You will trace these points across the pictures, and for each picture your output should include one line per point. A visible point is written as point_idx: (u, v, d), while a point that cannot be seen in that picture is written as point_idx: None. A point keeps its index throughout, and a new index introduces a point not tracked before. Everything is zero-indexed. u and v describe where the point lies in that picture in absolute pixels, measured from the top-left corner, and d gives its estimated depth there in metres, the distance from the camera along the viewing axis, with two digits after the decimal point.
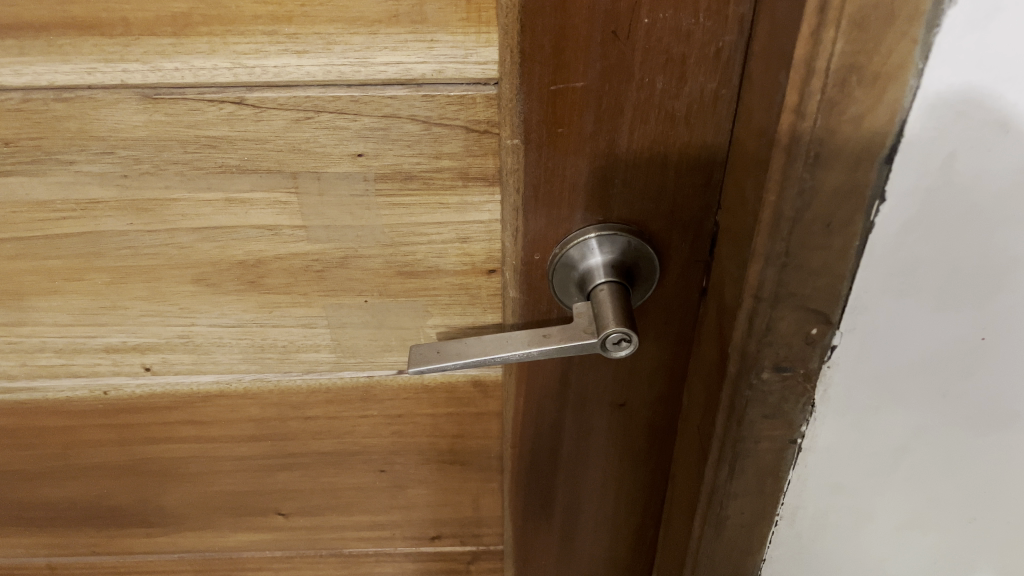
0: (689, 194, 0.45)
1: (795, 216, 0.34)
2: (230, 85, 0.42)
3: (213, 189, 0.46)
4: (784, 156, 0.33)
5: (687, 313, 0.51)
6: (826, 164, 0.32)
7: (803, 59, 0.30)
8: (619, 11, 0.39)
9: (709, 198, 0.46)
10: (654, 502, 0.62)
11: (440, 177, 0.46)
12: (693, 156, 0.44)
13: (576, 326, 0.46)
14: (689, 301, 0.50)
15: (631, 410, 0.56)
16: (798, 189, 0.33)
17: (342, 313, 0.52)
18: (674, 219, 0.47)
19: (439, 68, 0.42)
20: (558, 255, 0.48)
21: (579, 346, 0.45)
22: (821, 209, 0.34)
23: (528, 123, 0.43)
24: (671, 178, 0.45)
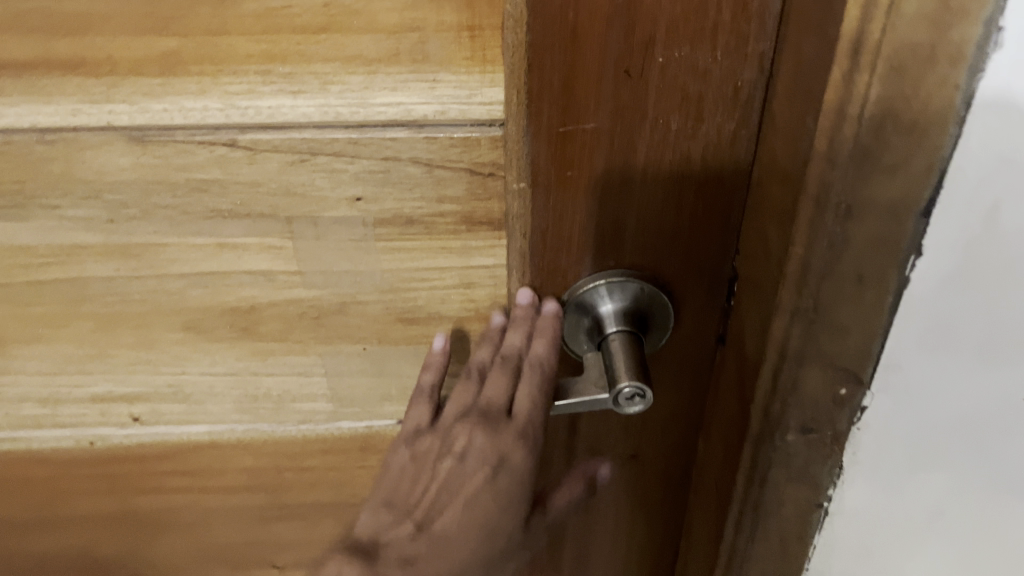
0: (707, 238, 0.43)
1: (824, 270, 0.32)
2: (222, 127, 0.40)
3: (205, 234, 0.44)
4: (814, 208, 0.31)
5: (703, 361, 0.48)
6: (861, 215, 0.30)
7: (834, 104, 0.28)
8: (632, 49, 0.37)
9: (728, 242, 0.43)
10: (666, 552, 0.59)
11: (443, 221, 0.44)
12: (710, 198, 0.42)
13: (589, 378, 0.44)
14: (704, 349, 0.48)
15: (643, 461, 0.53)
16: (829, 241, 0.31)
17: (340, 362, 0.50)
18: (689, 264, 0.44)
19: (441, 109, 0.40)
20: (567, 302, 0.46)
21: (593, 400, 0.43)
22: (853, 264, 0.31)
23: (536, 164, 0.41)
24: (687, 221, 0.43)
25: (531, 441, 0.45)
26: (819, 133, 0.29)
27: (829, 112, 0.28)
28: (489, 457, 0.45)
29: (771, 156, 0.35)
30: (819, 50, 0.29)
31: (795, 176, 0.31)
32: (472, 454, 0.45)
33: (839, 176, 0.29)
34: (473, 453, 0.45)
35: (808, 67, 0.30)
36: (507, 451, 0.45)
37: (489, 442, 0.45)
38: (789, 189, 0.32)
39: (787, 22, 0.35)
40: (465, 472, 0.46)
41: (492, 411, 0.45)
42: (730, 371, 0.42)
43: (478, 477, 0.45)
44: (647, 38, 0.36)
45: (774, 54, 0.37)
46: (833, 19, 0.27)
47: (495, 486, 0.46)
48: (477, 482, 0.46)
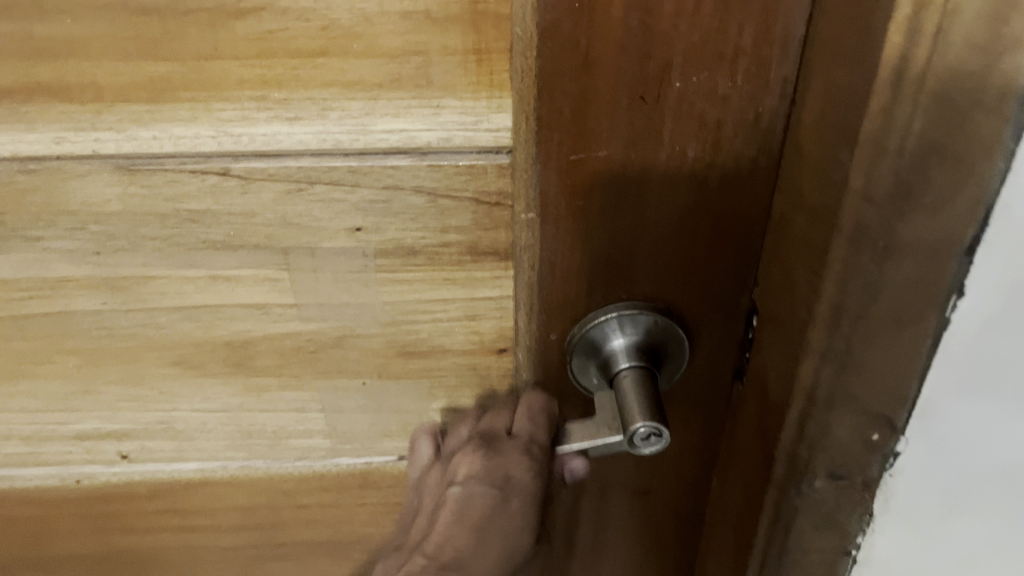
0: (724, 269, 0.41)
1: (859, 311, 0.30)
2: (214, 155, 0.38)
3: (196, 266, 0.42)
4: (849, 247, 0.28)
5: (718, 395, 0.46)
6: (900, 256, 0.28)
7: (870, 137, 0.26)
8: (648, 74, 0.35)
9: (746, 273, 0.41)
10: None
11: (447, 252, 0.42)
12: (728, 227, 0.40)
13: (600, 421, 0.41)
14: (720, 383, 0.46)
15: (655, 498, 0.51)
16: (864, 283, 0.29)
17: (338, 397, 0.48)
18: (705, 295, 0.42)
19: (446, 136, 0.38)
20: (575, 337, 0.43)
21: (605, 445, 0.40)
22: (890, 305, 0.29)
23: (544, 195, 0.39)
24: (703, 252, 0.41)
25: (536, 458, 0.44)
26: (853, 169, 0.27)
27: (865, 146, 0.26)
28: (495, 479, 0.44)
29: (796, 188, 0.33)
30: (853, 80, 0.27)
31: (825, 214, 0.29)
32: (478, 476, 0.44)
33: (876, 216, 0.27)
34: (478, 472, 0.44)
35: (841, 98, 0.28)
36: (514, 467, 0.44)
37: (493, 460, 0.44)
38: (817, 227, 0.30)
39: (811, 45, 0.33)
40: (471, 496, 0.44)
41: (493, 436, 0.45)
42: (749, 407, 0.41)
43: (487, 499, 0.44)
44: (663, 62, 0.34)
45: (797, 80, 0.35)
46: (870, 48, 0.25)
47: (502, 513, 0.44)
48: (485, 503, 0.44)
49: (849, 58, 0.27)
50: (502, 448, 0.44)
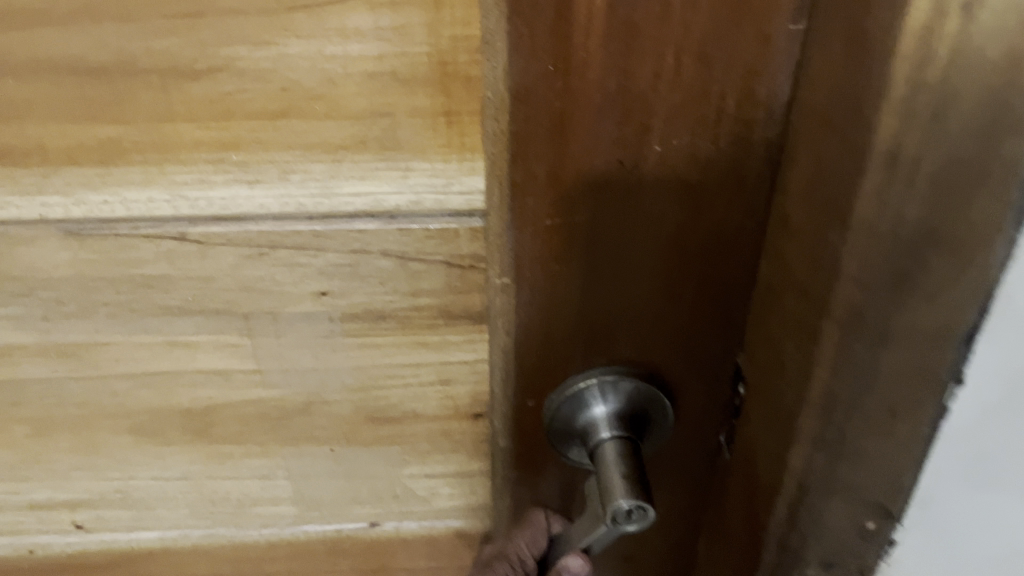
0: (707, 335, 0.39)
1: (852, 401, 0.28)
2: (170, 219, 0.36)
3: (152, 332, 0.39)
4: (840, 332, 0.27)
5: (704, 461, 0.44)
6: (896, 346, 0.26)
7: (861, 220, 0.24)
8: (626, 138, 0.33)
9: (732, 338, 0.39)
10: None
11: (418, 315, 0.40)
12: (711, 292, 0.38)
13: (591, 512, 0.39)
14: (706, 448, 0.43)
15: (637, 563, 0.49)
16: (856, 372, 0.27)
17: (305, 464, 0.46)
18: (689, 361, 0.40)
19: (415, 199, 0.36)
20: (553, 405, 0.41)
21: (597, 537, 0.38)
22: (884, 393, 0.27)
23: (519, 260, 0.37)
24: (685, 318, 0.39)
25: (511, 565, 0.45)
26: (846, 252, 0.25)
27: (858, 229, 0.25)
28: None
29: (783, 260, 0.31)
30: (845, 156, 0.25)
31: (815, 297, 0.27)
32: None
33: (868, 303, 0.26)
34: None
35: (830, 173, 0.26)
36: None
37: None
38: (808, 308, 0.28)
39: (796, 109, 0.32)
40: None
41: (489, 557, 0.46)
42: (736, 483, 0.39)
43: None
44: (643, 124, 0.33)
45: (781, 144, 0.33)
46: (860, 128, 0.24)
47: None
48: None
49: (835, 132, 0.26)
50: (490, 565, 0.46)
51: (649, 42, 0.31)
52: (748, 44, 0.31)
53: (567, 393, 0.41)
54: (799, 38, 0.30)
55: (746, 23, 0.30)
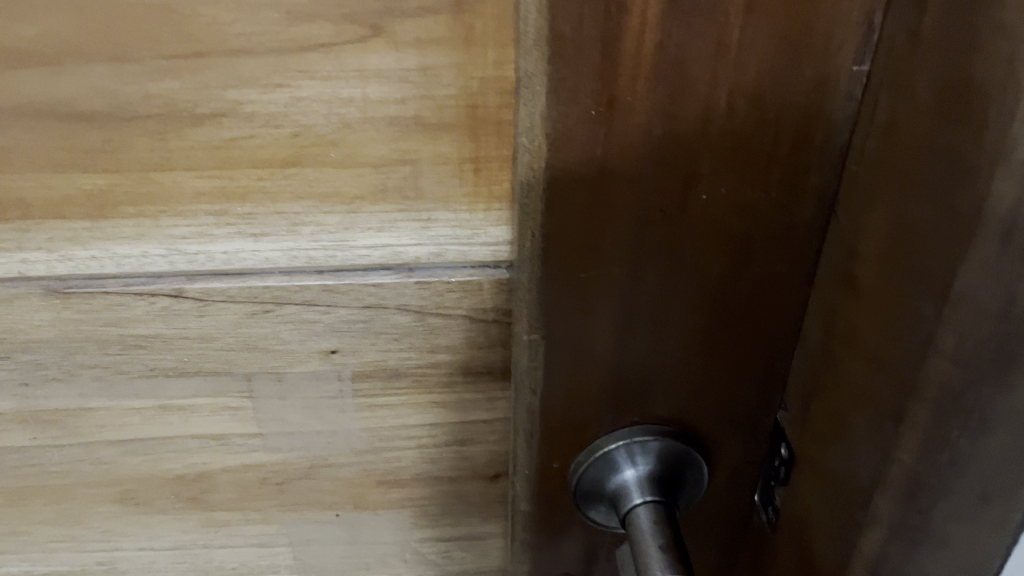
0: (745, 391, 0.36)
1: (937, 486, 0.26)
2: (165, 275, 0.33)
3: (142, 396, 0.36)
4: (931, 410, 0.26)
5: (736, 518, 0.41)
6: (994, 437, 0.24)
7: (956, 290, 0.24)
8: (670, 187, 0.30)
9: (771, 393, 0.36)
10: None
11: (435, 373, 0.37)
12: (752, 348, 0.35)
13: None
14: (739, 507, 0.41)
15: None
16: (947, 455, 0.25)
17: (308, 529, 0.42)
18: (726, 417, 0.37)
19: (437, 251, 0.33)
20: (581, 466, 0.38)
21: None
22: (978, 478, 0.25)
23: (549, 316, 0.34)
24: (724, 373, 0.36)
25: None
26: (945, 329, 0.25)
27: (958, 302, 0.24)
28: None
29: (857, 326, 0.30)
30: (944, 225, 0.24)
31: (901, 369, 0.27)
32: None
33: (958, 387, 0.24)
34: None
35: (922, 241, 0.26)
36: None
37: None
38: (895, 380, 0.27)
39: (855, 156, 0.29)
40: None
41: None
42: (787, 543, 0.37)
43: None
44: (689, 171, 0.30)
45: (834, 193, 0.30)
46: (960, 194, 0.23)
47: None
48: None
49: (930, 195, 0.25)
50: None
51: (701, 84, 0.28)
52: (807, 87, 0.28)
53: (593, 456, 0.38)
54: (862, 79, 0.28)
55: (807, 66, 0.27)
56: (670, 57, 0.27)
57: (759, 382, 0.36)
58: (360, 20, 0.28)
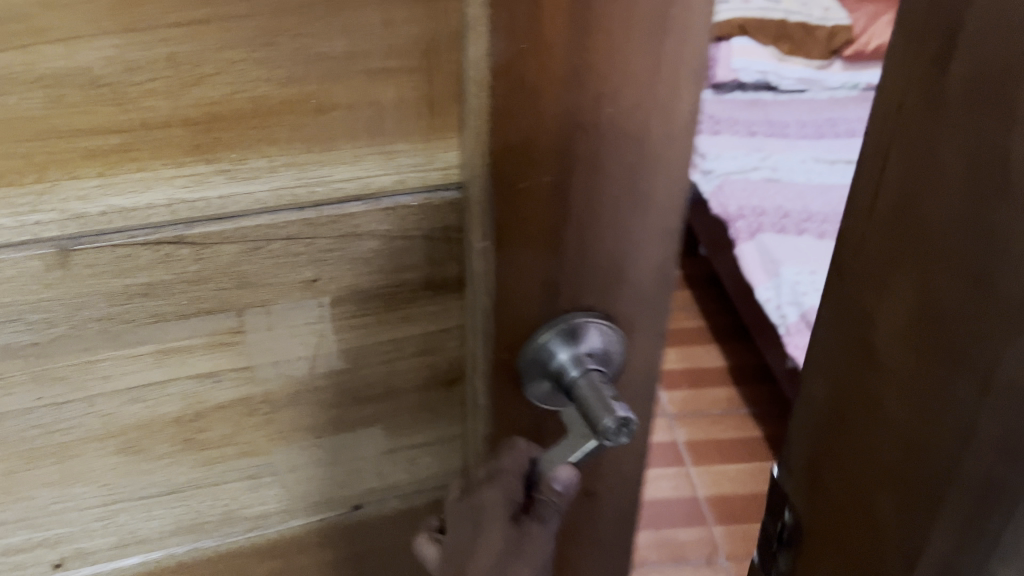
0: (649, 271, 0.46)
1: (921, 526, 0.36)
2: (166, 224, 0.37)
3: (144, 343, 0.40)
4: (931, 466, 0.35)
5: (649, 386, 0.51)
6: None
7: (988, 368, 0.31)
8: (586, 104, 0.39)
9: (668, 270, 0.46)
10: (611, 564, 0.62)
11: (401, 291, 0.44)
12: (653, 232, 0.44)
13: (576, 434, 0.44)
14: (651, 375, 0.50)
15: (589, 481, 0.57)
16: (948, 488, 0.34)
17: (293, 456, 0.47)
18: (636, 296, 0.47)
19: (400, 179, 0.40)
20: (527, 348, 0.45)
21: (586, 453, 0.43)
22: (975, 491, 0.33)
23: (499, 225, 0.41)
24: (634, 260, 0.45)
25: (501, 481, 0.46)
26: (987, 412, 0.31)
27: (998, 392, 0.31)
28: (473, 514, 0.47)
29: (872, 381, 0.38)
30: (968, 308, 0.32)
31: (944, 418, 0.34)
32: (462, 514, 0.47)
33: (1000, 458, 0.31)
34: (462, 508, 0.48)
35: (945, 319, 0.33)
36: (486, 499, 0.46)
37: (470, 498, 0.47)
38: (929, 416, 0.35)
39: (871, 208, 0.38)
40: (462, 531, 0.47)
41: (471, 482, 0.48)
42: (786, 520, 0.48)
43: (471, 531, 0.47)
44: (598, 90, 0.38)
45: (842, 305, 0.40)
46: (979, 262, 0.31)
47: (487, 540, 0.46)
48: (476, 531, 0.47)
49: (948, 268, 0.33)
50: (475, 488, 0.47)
51: (603, 18, 0.37)
52: (677, 16, 0.37)
53: (537, 338, 0.45)
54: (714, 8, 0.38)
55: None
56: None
57: (660, 262, 0.46)
58: None
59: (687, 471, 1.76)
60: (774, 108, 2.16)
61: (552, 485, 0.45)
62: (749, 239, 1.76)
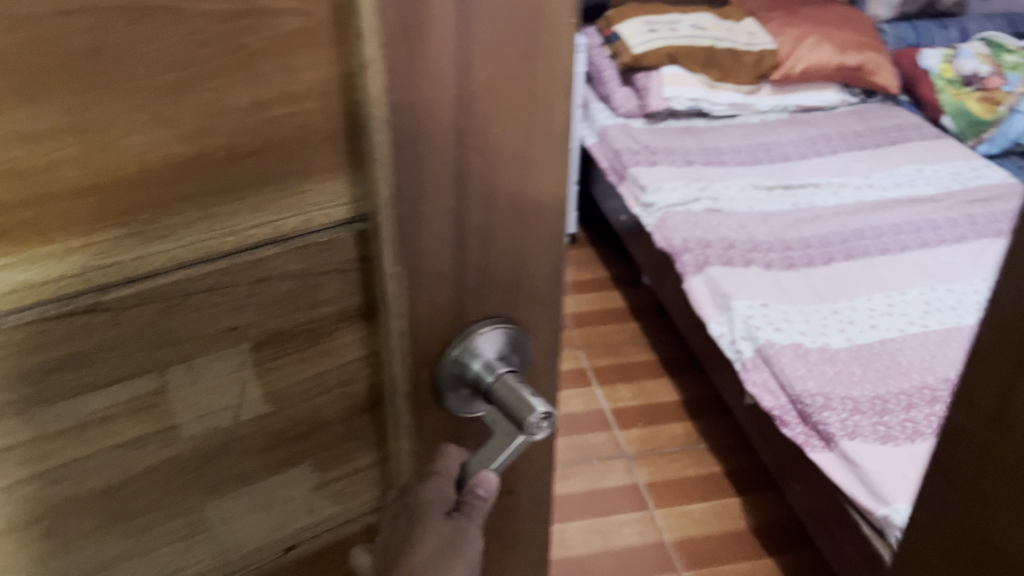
0: (541, 273, 0.50)
1: None
2: (79, 292, 0.36)
3: (62, 418, 0.39)
4: None
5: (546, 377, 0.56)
6: None
7: None
8: (474, 129, 0.41)
9: (555, 269, 0.51)
10: (533, 555, 0.65)
11: (319, 326, 0.44)
12: (541, 237, 0.48)
13: (500, 434, 0.47)
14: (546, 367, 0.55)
15: (507, 483, 0.60)
16: None
17: (225, 508, 0.47)
18: (529, 297, 0.51)
19: (308, 218, 0.41)
20: (444, 363, 0.48)
21: (512, 449, 0.46)
22: None
23: (406, 250, 0.43)
24: (525, 259, 0.48)
25: (441, 481, 0.49)
26: None
27: None
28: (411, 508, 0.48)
29: None
30: None
31: None
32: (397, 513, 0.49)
33: None
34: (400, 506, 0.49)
35: None
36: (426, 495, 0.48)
37: (408, 496, 0.49)
38: None
39: None
40: (398, 527, 0.49)
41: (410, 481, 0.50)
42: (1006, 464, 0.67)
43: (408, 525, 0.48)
44: (485, 114, 0.41)
45: None
46: None
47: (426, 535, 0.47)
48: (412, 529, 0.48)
49: None
50: (415, 485, 0.49)
51: (484, 49, 0.39)
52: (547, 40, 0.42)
53: (451, 352, 0.47)
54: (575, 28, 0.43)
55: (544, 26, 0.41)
56: (467, 22, 0.38)
57: (549, 263, 0.50)
58: (226, 38, 0.34)
59: (651, 514, 1.88)
60: (708, 135, 2.44)
61: (474, 488, 0.48)
62: (699, 272, 1.90)
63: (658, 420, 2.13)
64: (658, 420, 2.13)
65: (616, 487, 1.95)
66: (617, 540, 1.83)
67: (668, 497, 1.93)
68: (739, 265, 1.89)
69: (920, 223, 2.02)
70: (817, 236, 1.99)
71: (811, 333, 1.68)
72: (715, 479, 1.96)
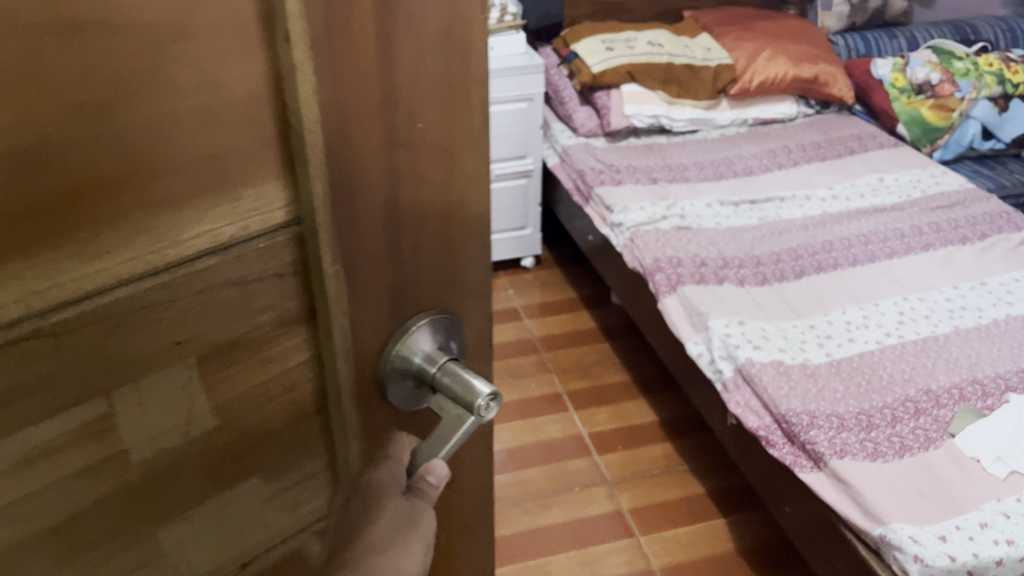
0: (469, 262, 0.53)
1: None
2: (21, 319, 0.34)
3: (9, 455, 0.36)
4: None
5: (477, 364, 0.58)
6: None
7: None
8: (398, 126, 0.43)
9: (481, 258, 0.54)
10: (483, 553, 0.65)
11: (261, 333, 0.44)
12: (464, 227, 0.51)
13: (449, 420, 0.49)
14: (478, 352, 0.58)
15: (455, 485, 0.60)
16: None
17: (180, 533, 0.45)
18: (457, 287, 0.53)
19: (245, 226, 0.41)
20: (388, 357, 0.50)
21: (463, 432, 0.49)
22: None
23: (344, 248, 0.44)
24: (451, 250, 0.51)
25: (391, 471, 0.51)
26: None
27: None
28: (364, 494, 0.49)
29: None
30: None
31: None
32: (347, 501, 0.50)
33: None
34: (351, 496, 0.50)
35: None
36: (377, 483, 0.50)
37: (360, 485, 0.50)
38: None
39: None
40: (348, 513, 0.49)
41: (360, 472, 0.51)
42: None
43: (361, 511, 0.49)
44: (409, 111, 0.43)
45: None
46: None
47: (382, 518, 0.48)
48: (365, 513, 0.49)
49: None
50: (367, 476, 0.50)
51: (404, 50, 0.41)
52: (461, 40, 0.44)
53: (394, 345, 0.50)
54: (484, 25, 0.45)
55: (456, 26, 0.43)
56: (384, 21, 0.40)
57: (475, 252, 0.53)
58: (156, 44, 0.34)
59: (638, 541, 1.88)
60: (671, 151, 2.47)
61: (425, 476, 0.50)
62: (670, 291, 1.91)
63: (637, 442, 2.14)
64: (637, 442, 2.14)
65: (599, 516, 1.94)
66: (605, 570, 1.81)
67: (653, 523, 1.92)
68: (711, 281, 1.90)
69: (886, 233, 2.07)
70: (786, 249, 2.01)
71: (789, 346, 1.70)
72: (697, 500, 1.98)
